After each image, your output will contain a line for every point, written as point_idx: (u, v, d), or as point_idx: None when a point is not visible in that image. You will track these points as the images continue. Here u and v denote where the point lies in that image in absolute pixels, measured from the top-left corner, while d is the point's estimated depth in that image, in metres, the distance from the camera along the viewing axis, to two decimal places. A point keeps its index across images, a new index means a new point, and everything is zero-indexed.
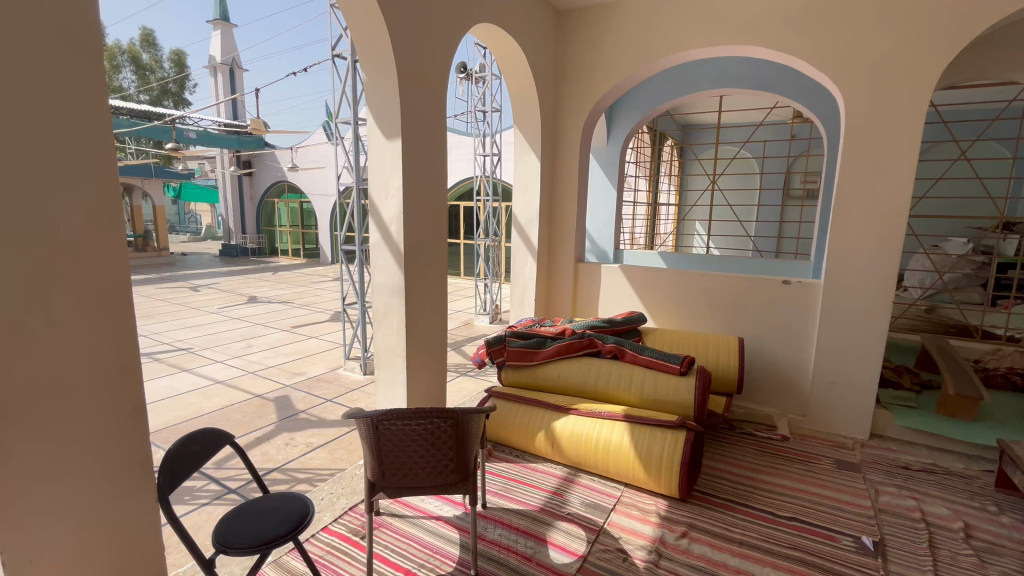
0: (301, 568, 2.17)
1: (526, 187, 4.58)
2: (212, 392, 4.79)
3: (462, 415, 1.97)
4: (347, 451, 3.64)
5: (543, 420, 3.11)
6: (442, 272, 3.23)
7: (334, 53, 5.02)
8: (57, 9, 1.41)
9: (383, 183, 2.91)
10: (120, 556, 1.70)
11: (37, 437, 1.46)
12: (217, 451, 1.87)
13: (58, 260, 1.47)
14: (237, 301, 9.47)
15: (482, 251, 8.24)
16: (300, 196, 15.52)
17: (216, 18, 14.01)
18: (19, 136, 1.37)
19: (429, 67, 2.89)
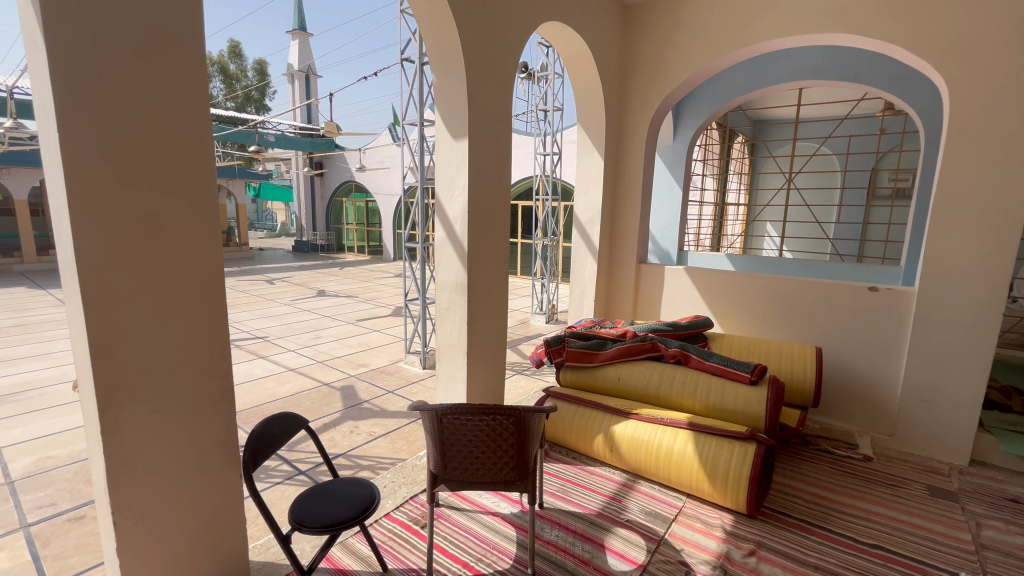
0: (366, 552, 2.26)
1: (588, 187, 4.53)
2: (286, 378, 5.12)
3: (525, 413, 1.97)
4: (407, 441, 3.75)
5: (602, 423, 3.06)
6: (504, 270, 3.25)
7: (403, 57, 5.20)
8: (168, 25, 1.55)
9: (449, 182, 2.97)
10: (208, 525, 1.85)
11: (144, 411, 1.62)
12: (293, 433, 1.99)
13: (162, 250, 1.61)
14: (307, 294, 10.06)
15: (540, 250, 8.24)
16: (366, 195, 16.23)
17: (295, 29, 14.97)
18: (134, 138, 1.52)
19: (496, 67, 2.92)
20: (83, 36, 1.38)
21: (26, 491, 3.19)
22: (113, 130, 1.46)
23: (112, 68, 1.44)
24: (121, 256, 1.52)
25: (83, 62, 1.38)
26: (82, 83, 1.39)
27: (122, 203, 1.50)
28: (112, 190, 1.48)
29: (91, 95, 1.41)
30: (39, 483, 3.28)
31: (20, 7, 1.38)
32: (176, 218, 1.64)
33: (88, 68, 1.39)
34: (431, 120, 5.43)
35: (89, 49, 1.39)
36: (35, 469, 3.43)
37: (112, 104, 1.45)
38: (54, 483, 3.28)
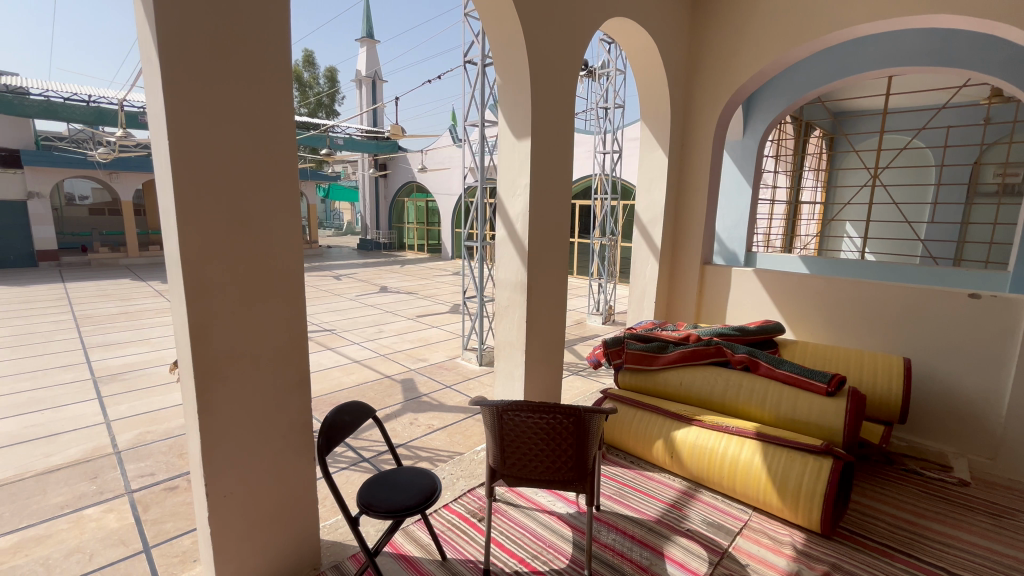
0: (426, 540, 2.34)
1: (651, 185, 4.42)
2: (351, 369, 5.39)
3: (584, 413, 1.95)
4: (464, 436, 3.84)
5: (662, 428, 2.98)
6: (564, 269, 3.24)
7: (467, 59, 5.31)
8: (261, 40, 1.68)
9: (511, 182, 3.00)
10: (285, 503, 1.99)
11: (234, 394, 1.78)
12: (362, 422, 2.10)
13: (251, 246, 1.75)
14: (370, 290, 10.52)
15: (597, 250, 8.13)
16: (426, 195, 16.70)
17: (363, 37, 15.70)
18: (230, 144, 1.65)
19: (560, 65, 2.92)
20: (187, 50, 1.51)
21: (130, 460, 3.58)
22: (211, 138, 1.60)
23: (212, 79, 1.58)
24: (217, 251, 1.66)
25: (187, 74, 1.52)
26: (186, 94, 1.53)
27: (217, 204, 1.65)
28: (210, 192, 1.62)
29: (193, 104, 1.55)
30: (141, 454, 3.67)
31: (139, 28, 1.54)
32: (263, 218, 1.77)
33: (191, 78, 1.53)
34: (492, 121, 5.51)
35: (193, 63, 1.53)
36: (138, 441, 3.84)
37: (212, 113, 1.59)
38: (153, 454, 3.66)
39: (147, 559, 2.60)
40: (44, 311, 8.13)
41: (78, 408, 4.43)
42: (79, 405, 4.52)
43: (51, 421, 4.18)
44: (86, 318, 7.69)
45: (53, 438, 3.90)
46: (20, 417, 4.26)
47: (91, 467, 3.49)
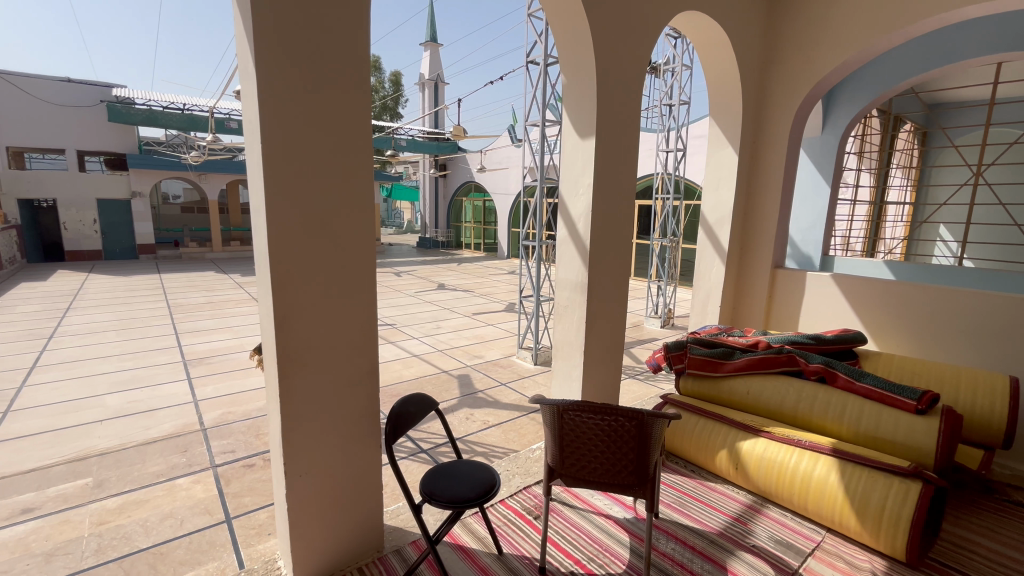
0: (483, 533, 2.38)
1: (719, 185, 4.24)
2: (410, 363, 5.58)
3: (647, 418, 1.91)
4: (519, 433, 3.87)
5: (727, 437, 2.86)
6: (625, 270, 3.18)
7: (529, 59, 5.34)
8: (345, 48, 1.78)
9: (574, 181, 2.99)
10: (354, 486, 2.10)
11: (312, 381, 1.89)
12: (425, 414, 2.17)
13: (330, 243, 1.86)
14: (429, 287, 10.84)
15: (657, 251, 7.91)
16: (484, 195, 16.91)
17: (427, 41, 16.20)
18: (316, 147, 1.76)
19: (628, 63, 2.88)
20: (279, 58, 1.63)
21: (215, 437, 3.91)
22: (298, 142, 1.72)
23: (300, 87, 1.69)
24: (301, 247, 1.78)
25: (279, 81, 1.64)
26: (277, 100, 1.64)
27: (301, 203, 1.76)
28: (295, 191, 1.73)
29: (284, 111, 1.66)
30: (223, 432, 4.00)
31: (239, 41, 1.68)
32: (341, 216, 1.87)
33: (281, 85, 1.64)
34: (553, 121, 5.51)
35: (284, 72, 1.64)
36: (221, 421, 4.19)
37: (300, 119, 1.71)
38: (234, 433, 3.97)
39: (228, 529, 2.83)
40: (144, 299, 9.03)
41: (171, 387, 4.90)
42: (172, 385, 4.99)
43: (149, 398, 4.65)
44: (178, 307, 8.46)
45: (151, 413, 4.33)
46: (124, 393, 4.76)
47: (182, 441, 3.84)
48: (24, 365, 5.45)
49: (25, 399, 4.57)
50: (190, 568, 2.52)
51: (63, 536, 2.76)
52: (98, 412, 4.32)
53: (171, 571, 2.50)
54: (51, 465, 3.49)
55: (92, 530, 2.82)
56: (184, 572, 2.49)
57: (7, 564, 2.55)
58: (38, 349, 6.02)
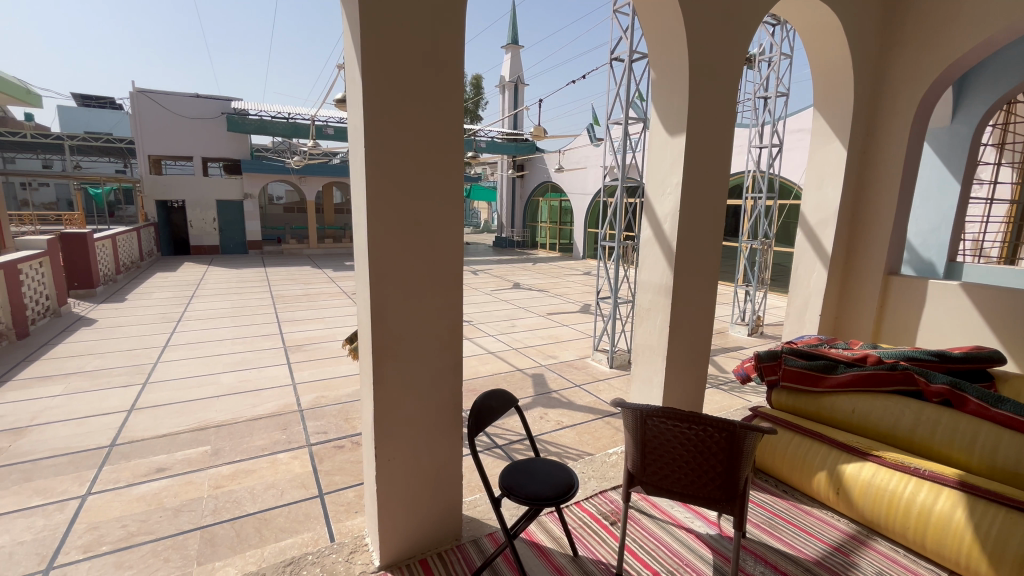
0: (558, 533, 2.38)
1: (823, 182, 3.90)
2: (486, 360, 5.71)
3: (739, 430, 1.78)
4: (593, 437, 3.82)
5: (827, 458, 2.62)
6: (714, 272, 3.01)
7: (613, 57, 5.24)
8: (444, 52, 1.85)
9: (661, 180, 2.88)
10: (435, 475, 2.19)
11: (402, 371, 2.00)
12: (505, 410, 2.21)
13: (423, 241, 1.95)
14: (504, 286, 11.01)
15: (746, 254, 7.41)
16: (561, 195, 16.82)
17: (509, 44, 16.48)
18: (412, 150, 1.86)
19: (723, 53, 2.73)
20: (382, 65, 1.73)
21: (311, 418, 4.27)
22: (396, 145, 1.81)
23: (400, 93, 1.78)
24: (397, 244, 1.88)
25: (381, 85, 1.74)
26: (379, 104, 1.75)
27: (398, 203, 1.86)
28: (393, 191, 1.83)
29: (386, 115, 1.77)
30: (317, 414, 4.35)
31: (349, 53, 1.81)
32: (432, 216, 1.95)
33: (383, 90, 1.74)
34: (636, 119, 5.37)
35: (386, 79, 1.74)
36: (315, 403, 4.56)
37: (399, 124, 1.81)
38: (326, 415, 4.31)
39: (322, 503, 3.08)
40: (252, 290, 10.06)
41: (273, 370, 5.41)
42: (275, 368, 5.51)
43: (256, 379, 5.18)
44: (280, 298, 9.33)
45: (257, 392, 4.82)
46: (236, 373, 5.35)
47: (282, 420, 4.24)
48: (158, 344, 6.30)
49: (160, 373, 5.28)
50: (288, 535, 2.77)
51: (187, 495, 3.15)
52: (215, 389, 4.90)
53: (273, 536, 2.76)
54: (178, 432, 4.00)
55: (210, 492, 3.20)
56: (283, 539, 2.74)
57: (144, 514, 2.96)
58: (169, 330, 6.93)
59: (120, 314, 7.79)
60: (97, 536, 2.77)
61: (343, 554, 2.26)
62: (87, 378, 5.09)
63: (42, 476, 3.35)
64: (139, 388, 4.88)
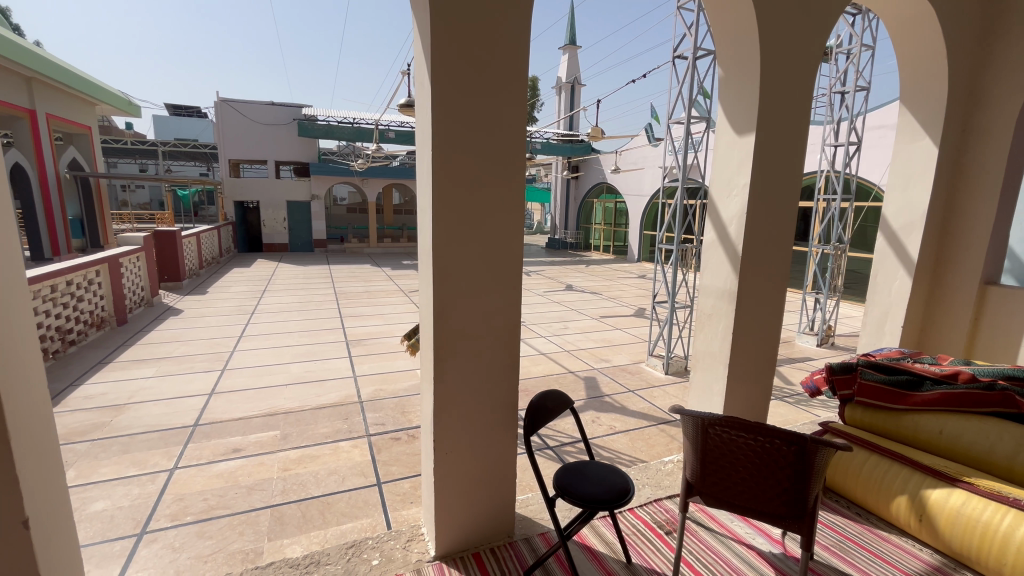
0: (610, 538, 2.35)
1: (908, 183, 3.62)
2: (537, 361, 5.72)
3: (810, 445, 1.68)
4: (647, 444, 3.74)
5: (909, 482, 2.42)
6: (783, 277, 2.86)
7: (675, 55, 5.12)
8: (509, 55, 1.88)
9: (727, 181, 2.78)
10: (490, 471, 2.23)
11: (462, 367, 2.05)
12: (561, 411, 2.21)
13: (485, 242, 1.99)
14: (557, 287, 10.98)
15: (816, 260, 6.97)
16: (616, 196, 16.55)
17: (566, 45, 16.42)
18: (476, 153, 1.91)
19: (798, 47, 2.59)
20: (448, 71, 1.78)
21: (370, 410, 4.46)
22: (460, 149, 1.87)
23: (466, 99, 1.84)
24: (459, 245, 1.94)
25: (448, 89, 1.80)
26: (445, 108, 1.80)
27: (461, 205, 1.91)
28: (456, 194, 1.89)
29: (451, 119, 1.83)
30: (376, 406, 4.54)
31: (419, 61, 1.88)
32: (494, 216, 1.99)
33: (449, 93, 1.80)
34: (698, 118, 5.21)
35: (452, 84, 1.80)
36: (374, 396, 4.76)
37: (464, 128, 1.86)
38: (384, 408, 4.50)
39: (379, 492, 3.21)
40: (317, 286, 10.64)
41: (335, 363, 5.71)
42: (337, 360, 5.80)
43: (320, 370, 5.48)
44: (343, 294, 9.81)
45: (321, 382, 5.10)
46: (302, 363, 5.68)
47: (344, 410, 4.46)
48: (234, 334, 6.82)
49: (236, 361, 5.71)
50: (349, 520, 2.91)
51: (259, 475, 3.40)
52: (284, 377, 5.24)
53: (335, 520, 2.91)
54: (252, 416, 4.32)
55: (279, 474, 3.42)
56: (344, 523, 2.89)
57: (222, 490, 3.22)
58: (244, 322, 7.48)
59: (202, 305, 8.49)
60: (182, 506, 3.04)
61: (401, 541, 2.35)
62: (175, 363, 5.60)
63: (137, 449, 3.72)
64: (218, 374, 5.31)
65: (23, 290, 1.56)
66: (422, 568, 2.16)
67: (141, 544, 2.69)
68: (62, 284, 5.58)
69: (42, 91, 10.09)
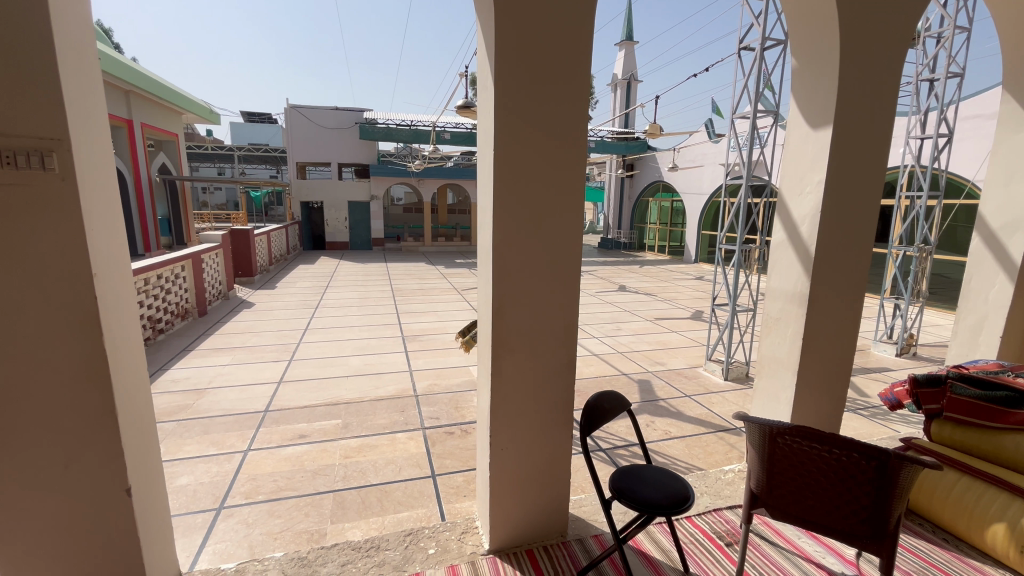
0: (667, 546, 2.29)
1: (1012, 179, 3.27)
2: (589, 362, 5.66)
3: (893, 461, 1.56)
4: (704, 451, 3.60)
5: (1007, 508, 2.18)
6: (860, 280, 2.67)
7: (742, 47, 4.89)
8: (571, 52, 1.87)
9: (799, 178, 2.62)
10: (544, 469, 2.24)
11: (519, 365, 2.07)
12: (618, 413, 2.18)
13: (543, 241, 2.00)
14: (610, 288, 10.81)
15: (897, 263, 6.42)
16: (673, 194, 16.05)
17: (623, 41, 16.09)
18: (537, 151, 1.92)
19: (883, 31, 2.41)
20: (511, 71, 1.80)
21: (425, 404, 4.59)
22: (520, 148, 1.88)
23: (528, 97, 1.85)
24: (517, 244, 1.96)
25: (511, 90, 1.82)
26: (508, 108, 1.83)
27: (521, 204, 1.93)
28: (516, 193, 1.91)
29: (513, 118, 1.84)
30: (430, 400, 4.67)
31: (483, 62, 1.92)
32: (553, 214, 1.99)
33: (512, 94, 1.82)
34: (766, 112, 4.95)
35: (513, 83, 1.82)
36: (428, 390, 4.89)
37: (526, 127, 1.87)
38: (438, 402, 4.61)
39: (434, 484, 3.30)
40: (375, 283, 11.06)
41: (392, 357, 5.92)
42: (394, 355, 6.01)
43: (378, 363, 5.71)
44: (399, 291, 10.15)
45: (379, 375, 5.30)
46: (361, 357, 5.93)
47: (400, 403, 4.61)
48: (299, 327, 7.23)
49: (301, 352, 6.06)
50: (405, 509, 3.02)
51: (323, 461, 3.59)
52: (345, 369, 5.49)
53: (391, 507, 3.03)
54: (316, 404, 4.57)
55: (341, 460, 3.60)
56: (401, 511, 2.99)
57: (290, 472, 3.43)
58: (309, 316, 7.92)
59: (272, 299, 9.06)
60: (254, 485, 3.26)
61: (456, 532, 2.41)
62: (248, 352, 6.02)
63: (215, 430, 4.04)
64: (285, 364, 5.65)
65: (131, 283, 1.75)
66: (476, 561, 2.20)
67: (220, 517, 2.91)
68: (153, 277, 6.16)
69: (139, 103, 11.16)
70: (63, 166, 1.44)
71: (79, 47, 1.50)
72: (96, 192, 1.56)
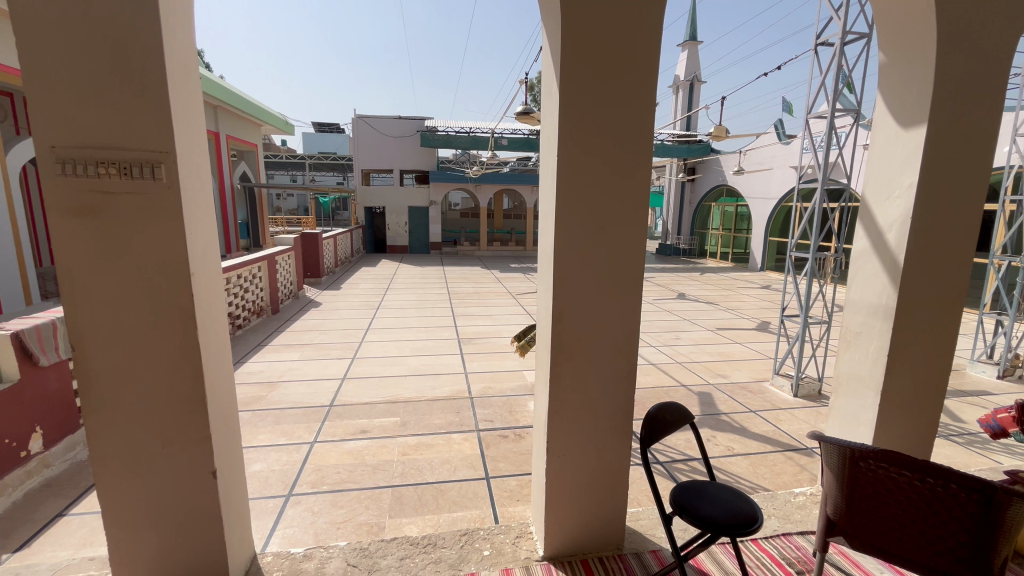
0: (729, 568, 2.18)
1: None
2: (646, 371, 5.52)
3: (999, 497, 1.39)
4: (771, 471, 3.40)
5: None
6: (957, 292, 2.43)
7: (819, 43, 4.60)
8: (638, 55, 1.84)
9: (886, 182, 2.42)
10: (600, 478, 2.20)
11: (578, 373, 2.05)
12: (680, 425, 2.10)
13: (605, 248, 1.97)
14: (668, 295, 10.49)
15: (999, 274, 5.76)
16: (738, 199, 15.34)
17: (686, 41, 15.62)
18: (601, 157, 1.90)
19: (988, 19, 2.18)
20: (574, 77, 1.80)
21: (480, 406, 4.65)
22: (583, 154, 1.87)
23: (592, 103, 1.84)
24: (578, 251, 1.94)
25: (575, 95, 1.82)
26: (572, 114, 1.83)
27: (583, 209, 1.92)
28: (576, 200, 1.90)
29: (577, 125, 1.84)
30: (485, 403, 4.73)
31: (549, 69, 1.93)
32: (615, 220, 1.96)
33: (576, 98, 1.82)
34: (846, 111, 4.62)
35: (577, 89, 1.81)
36: (483, 393, 4.95)
37: (590, 133, 1.86)
38: (493, 405, 4.66)
39: (488, 486, 3.33)
40: (433, 286, 11.39)
41: (448, 359, 6.06)
42: (450, 357, 6.14)
43: (435, 364, 5.86)
44: (455, 294, 10.39)
45: (436, 376, 5.44)
46: (419, 357, 6.12)
47: (455, 404, 4.70)
48: (362, 327, 7.57)
49: (363, 351, 6.34)
50: (460, 508, 3.07)
51: (382, 456, 3.73)
52: (404, 369, 5.69)
53: (447, 506, 3.09)
54: (376, 402, 4.76)
55: (399, 457, 3.72)
56: (456, 510, 3.05)
57: (351, 466, 3.59)
58: (371, 316, 8.28)
59: (337, 299, 9.57)
60: (320, 476, 3.45)
61: (511, 536, 2.42)
62: (315, 349, 6.39)
63: (285, 421, 4.31)
64: (349, 361, 5.93)
65: (221, 282, 1.91)
66: (530, 566, 2.20)
67: (289, 504, 3.10)
68: (234, 276, 6.69)
69: (224, 116, 12.15)
70: (170, 176, 1.60)
71: (184, 68, 1.66)
72: (194, 198, 1.71)
